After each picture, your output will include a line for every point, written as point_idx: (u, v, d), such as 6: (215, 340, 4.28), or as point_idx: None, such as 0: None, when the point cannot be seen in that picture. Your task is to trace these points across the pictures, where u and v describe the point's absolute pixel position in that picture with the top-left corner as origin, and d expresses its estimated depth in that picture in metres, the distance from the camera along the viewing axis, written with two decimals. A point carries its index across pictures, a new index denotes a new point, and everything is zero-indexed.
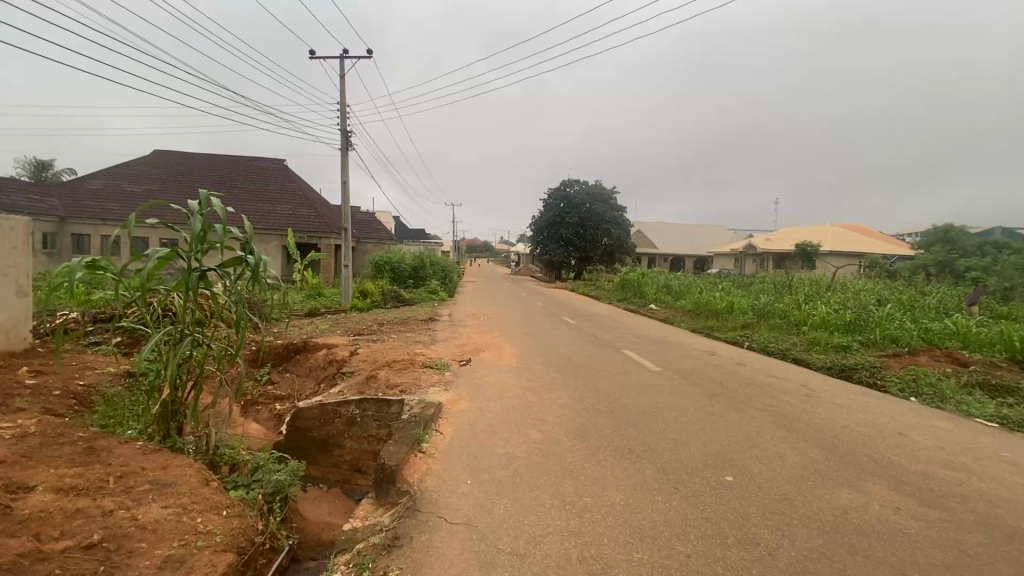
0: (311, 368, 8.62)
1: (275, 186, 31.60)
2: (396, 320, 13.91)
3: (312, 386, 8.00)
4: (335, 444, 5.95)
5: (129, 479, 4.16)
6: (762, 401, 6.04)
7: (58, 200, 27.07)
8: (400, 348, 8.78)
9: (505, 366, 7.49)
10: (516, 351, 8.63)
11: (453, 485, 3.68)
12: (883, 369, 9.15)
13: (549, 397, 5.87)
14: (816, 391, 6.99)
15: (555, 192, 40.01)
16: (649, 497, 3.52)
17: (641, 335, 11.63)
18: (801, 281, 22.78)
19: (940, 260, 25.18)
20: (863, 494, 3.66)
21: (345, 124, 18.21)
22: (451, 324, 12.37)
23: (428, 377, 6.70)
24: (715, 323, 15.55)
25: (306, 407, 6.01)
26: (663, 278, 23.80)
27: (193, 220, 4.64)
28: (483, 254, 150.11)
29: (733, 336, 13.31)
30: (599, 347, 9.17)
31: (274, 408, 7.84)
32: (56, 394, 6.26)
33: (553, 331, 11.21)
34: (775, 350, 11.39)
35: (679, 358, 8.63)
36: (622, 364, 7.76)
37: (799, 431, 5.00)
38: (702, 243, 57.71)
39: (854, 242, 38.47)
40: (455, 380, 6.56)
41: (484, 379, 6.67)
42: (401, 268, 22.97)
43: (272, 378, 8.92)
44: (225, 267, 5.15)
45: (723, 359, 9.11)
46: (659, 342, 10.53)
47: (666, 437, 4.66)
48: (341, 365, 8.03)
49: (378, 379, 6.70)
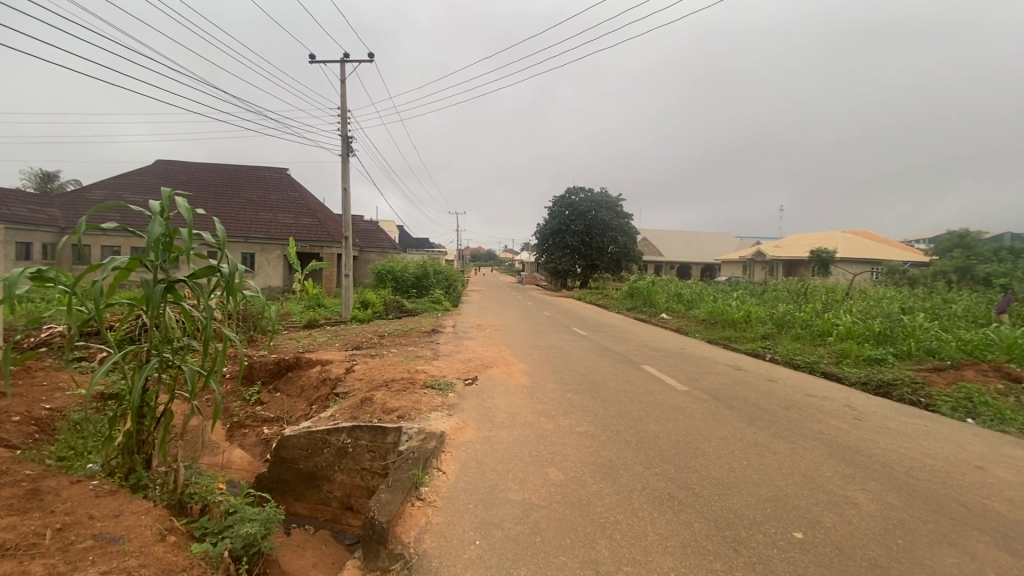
0: (302, 387, 7.90)
1: (278, 195, 31.14)
2: (397, 333, 13.23)
3: (303, 408, 7.30)
4: (323, 478, 5.26)
5: (69, 534, 3.45)
6: (809, 428, 5.30)
7: (59, 211, 26.69)
8: (399, 364, 8.08)
9: (514, 385, 6.76)
10: (527, 367, 7.90)
11: (458, 548, 2.96)
12: (926, 386, 8.36)
13: (566, 423, 5.17)
14: (864, 413, 6.24)
15: (560, 200, 39.40)
16: (705, 563, 2.80)
17: (657, 347, 10.91)
18: (817, 289, 22.00)
19: (960, 267, 24.26)
20: (972, 559, 2.93)
21: (345, 129, 17.69)
22: (455, 337, 11.64)
23: (429, 399, 5.99)
24: (734, 333, 14.78)
25: (292, 435, 5.34)
26: (674, 287, 23.07)
27: (154, 224, 3.92)
28: (487, 262, 149.61)
29: (754, 347, 12.58)
30: (615, 362, 8.45)
31: (261, 432, 7.16)
32: (15, 419, 5.59)
33: (564, 344, 10.48)
34: (802, 363, 10.65)
35: (704, 374, 7.89)
36: (644, 382, 7.02)
37: (864, 467, 4.27)
38: (710, 251, 56.94)
39: (866, 249, 37.52)
40: (460, 404, 5.85)
41: (494, 401, 5.99)
42: (404, 277, 22.30)
43: (260, 398, 8.25)
44: (198, 277, 4.49)
45: (751, 375, 8.39)
46: (679, 356, 9.81)
47: (711, 476, 3.94)
48: (334, 385, 7.32)
49: (374, 402, 5.99)
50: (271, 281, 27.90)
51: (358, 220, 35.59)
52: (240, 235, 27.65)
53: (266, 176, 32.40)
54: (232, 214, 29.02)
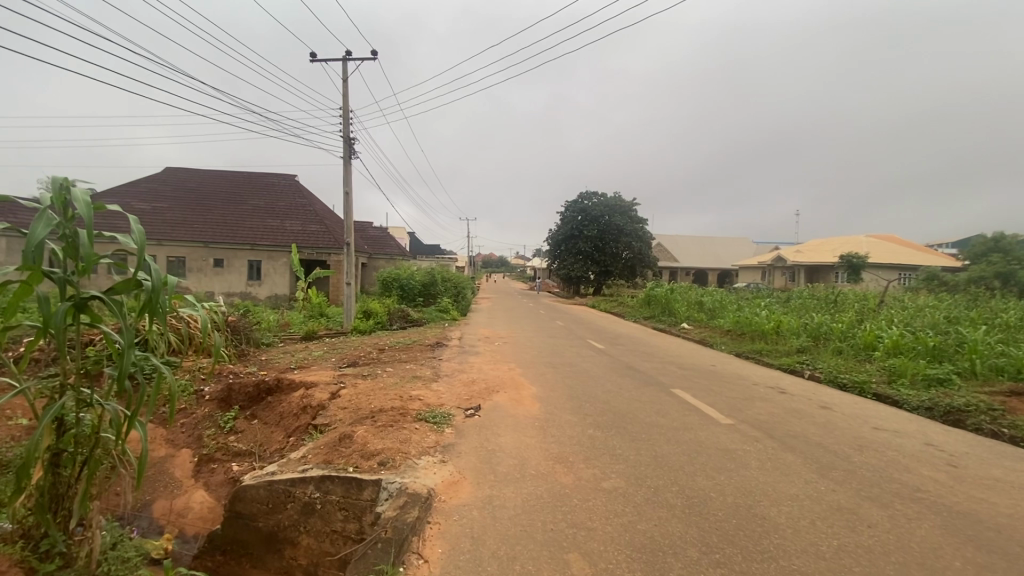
0: (281, 415, 6.88)
1: (286, 202, 30.51)
2: (398, 346, 12.28)
3: (279, 440, 6.28)
4: (285, 540, 4.25)
5: None
6: (900, 483, 4.17)
7: None
8: (392, 388, 7.03)
9: (524, 416, 5.70)
10: (539, 392, 6.81)
11: None
12: (1008, 414, 7.11)
13: (591, 475, 4.08)
14: (957, 456, 5.06)
15: (573, 205, 38.28)
16: None
17: (685, 365, 9.74)
18: (849, 296, 20.62)
19: (1003, 272, 22.69)
20: None
21: (348, 130, 16.84)
22: (460, 353, 10.58)
23: (421, 437, 4.95)
24: (765, 346, 13.56)
25: (250, 485, 4.37)
26: (694, 294, 21.87)
27: (36, 225, 2.87)
28: (499, 268, 148.65)
29: (791, 363, 11.41)
30: (641, 384, 7.36)
31: (229, 469, 6.14)
32: None
33: (580, 361, 9.38)
34: (849, 382, 9.47)
35: (748, 402, 6.72)
36: (678, 412, 5.89)
37: (998, 551, 3.15)
38: (727, 256, 55.42)
39: (894, 254, 35.86)
40: (457, 444, 4.81)
41: (500, 441, 4.91)
42: (410, 285, 21.33)
43: (236, 426, 7.25)
44: (116, 293, 3.45)
45: (799, 400, 7.25)
46: (712, 375, 8.70)
47: (796, 569, 2.85)
48: (314, 415, 6.31)
49: (353, 441, 4.96)
50: (277, 289, 27.20)
51: (367, 227, 34.81)
52: (247, 242, 27.07)
53: (274, 183, 31.80)
54: (239, 221, 28.42)
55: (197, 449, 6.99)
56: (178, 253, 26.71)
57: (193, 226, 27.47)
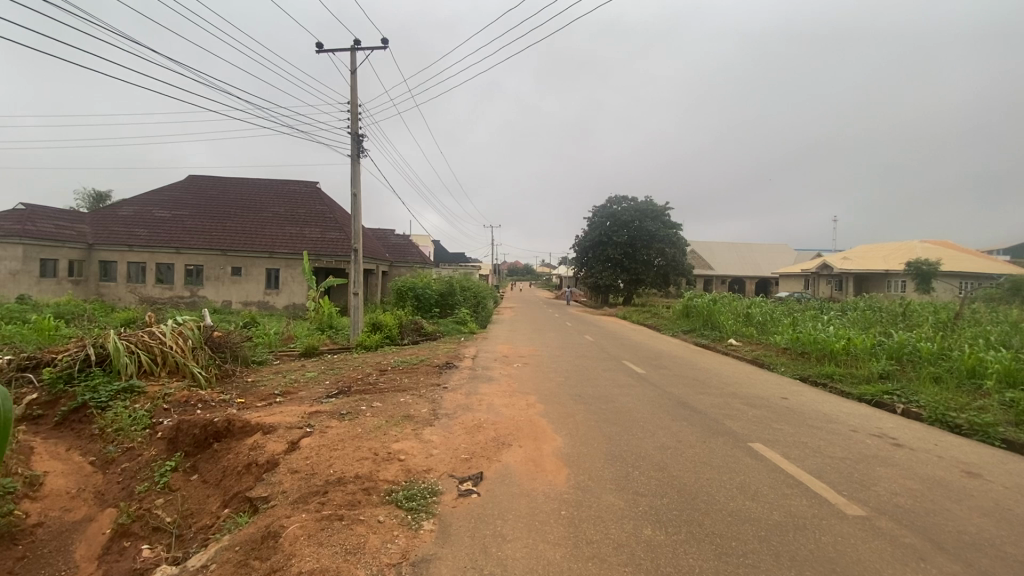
0: (223, 472, 5.21)
1: (305, 208, 29.41)
2: (402, 367, 10.57)
3: (209, 514, 4.57)
4: None
5: None
6: None
7: (89, 227, 26.47)
8: (370, 437, 5.26)
9: (545, 496, 3.87)
10: (567, 448, 4.94)
11: None
12: None
13: None
14: None
15: (601, 210, 36.20)
16: None
17: (751, 399, 7.67)
18: (922, 309, 18.00)
19: None
20: None
21: (356, 127, 15.38)
22: (469, 379, 8.77)
23: (382, 543, 3.16)
24: (837, 370, 11.36)
25: None
26: (740, 305, 19.58)
27: None
28: (524, 275, 147.05)
29: (878, 393, 9.23)
30: (705, 435, 5.43)
31: (138, 553, 4.48)
32: None
33: (618, 394, 7.46)
34: (969, 426, 7.30)
35: (864, 468, 4.72)
36: (776, 494, 3.97)
37: None
38: (766, 264, 52.36)
39: (961, 261, 32.53)
40: (437, 558, 3.01)
41: (506, 555, 3.07)
42: (426, 295, 19.63)
43: (172, 483, 5.61)
44: None
45: (929, 460, 5.23)
46: (792, 417, 6.71)
47: None
48: (258, 479, 4.60)
49: (278, 546, 3.18)
50: (295, 298, 26.06)
51: (387, 234, 33.48)
52: (264, 250, 25.95)
53: (293, 189, 30.74)
54: (257, 228, 27.41)
55: (118, 513, 5.36)
56: (197, 261, 25.85)
57: (211, 233, 26.58)
